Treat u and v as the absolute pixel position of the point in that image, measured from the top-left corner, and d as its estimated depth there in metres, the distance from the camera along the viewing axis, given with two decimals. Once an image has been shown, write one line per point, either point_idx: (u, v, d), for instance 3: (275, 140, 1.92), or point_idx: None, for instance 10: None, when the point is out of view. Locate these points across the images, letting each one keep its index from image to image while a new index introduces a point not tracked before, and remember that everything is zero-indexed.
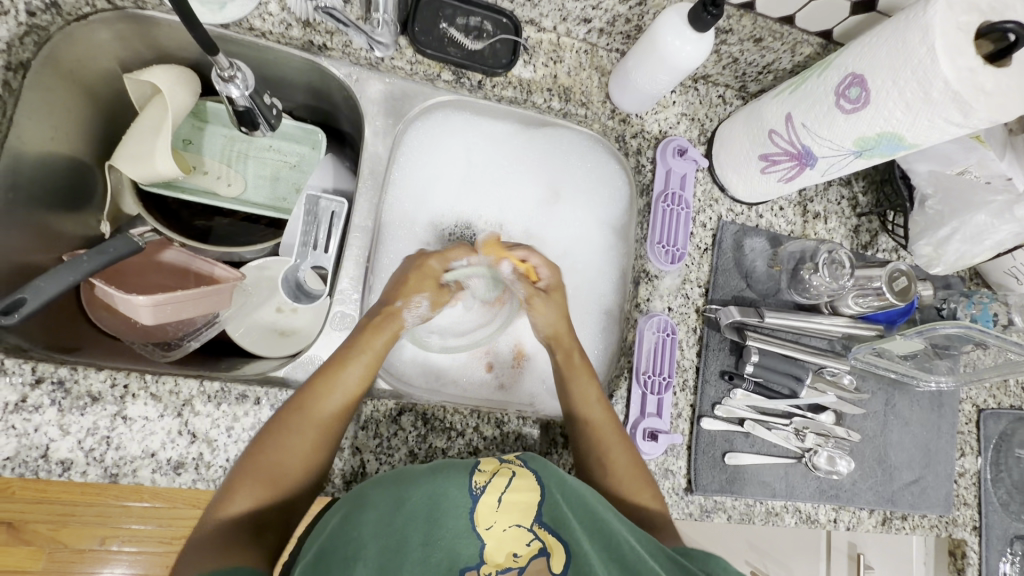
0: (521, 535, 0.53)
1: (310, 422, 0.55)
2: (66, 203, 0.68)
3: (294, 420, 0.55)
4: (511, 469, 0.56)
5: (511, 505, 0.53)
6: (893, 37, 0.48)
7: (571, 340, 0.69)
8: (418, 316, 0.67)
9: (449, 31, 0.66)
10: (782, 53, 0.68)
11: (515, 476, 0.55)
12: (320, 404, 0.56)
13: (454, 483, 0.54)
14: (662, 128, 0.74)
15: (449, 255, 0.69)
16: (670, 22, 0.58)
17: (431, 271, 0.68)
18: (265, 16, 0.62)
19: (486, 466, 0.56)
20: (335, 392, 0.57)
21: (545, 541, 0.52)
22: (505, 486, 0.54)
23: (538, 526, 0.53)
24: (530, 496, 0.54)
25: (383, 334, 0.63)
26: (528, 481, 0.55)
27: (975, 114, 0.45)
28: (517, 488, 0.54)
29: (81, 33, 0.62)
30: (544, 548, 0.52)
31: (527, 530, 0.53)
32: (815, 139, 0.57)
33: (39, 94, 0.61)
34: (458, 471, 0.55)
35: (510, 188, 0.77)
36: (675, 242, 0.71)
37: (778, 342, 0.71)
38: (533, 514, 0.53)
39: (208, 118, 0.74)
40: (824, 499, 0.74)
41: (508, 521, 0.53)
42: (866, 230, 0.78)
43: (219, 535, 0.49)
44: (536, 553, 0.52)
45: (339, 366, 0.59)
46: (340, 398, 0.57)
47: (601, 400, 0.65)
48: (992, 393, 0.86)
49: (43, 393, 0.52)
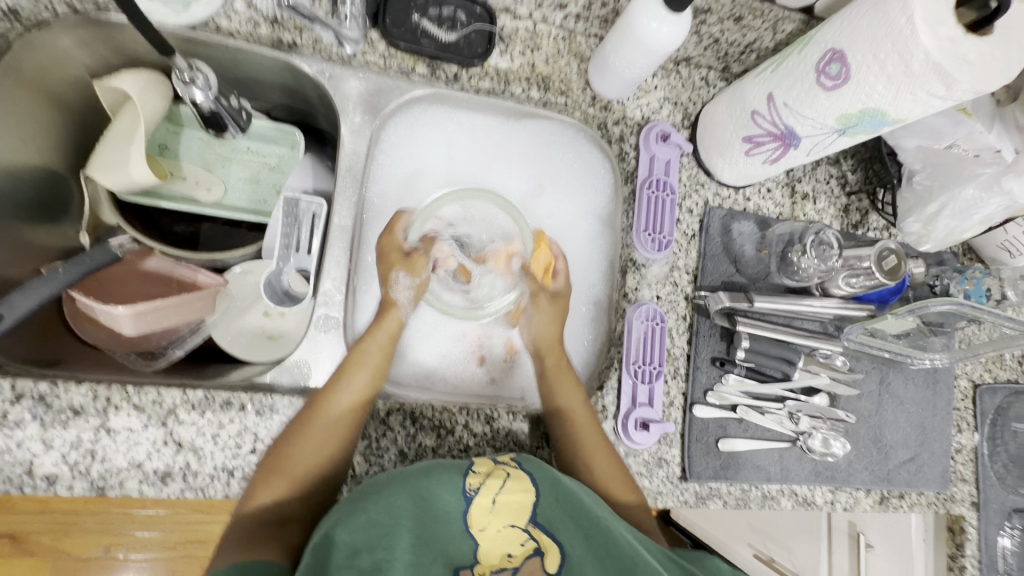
0: (515, 536, 0.54)
1: (327, 427, 0.57)
2: (41, 215, 0.67)
3: (335, 400, 0.58)
4: (505, 471, 0.56)
5: (505, 506, 0.55)
6: (872, 10, 0.46)
7: (562, 350, 0.70)
8: (404, 288, 0.68)
9: (421, 23, 0.65)
10: (763, 31, 0.66)
11: (509, 477, 0.56)
12: (339, 398, 0.58)
13: (447, 486, 0.54)
14: (644, 113, 0.73)
15: (394, 226, 0.69)
16: (646, 5, 0.56)
17: (387, 250, 0.69)
18: (231, 15, 0.61)
19: (481, 466, 0.56)
20: (360, 374, 0.61)
21: (540, 541, 0.54)
22: (500, 487, 0.55)
23: (533, 527, 0.55)
24: (525, 496, 0.55)
25: (389, 326, 0.66)
26: (523, 482, 0.56)
27: (957, 85, 0.44)
28: (510, 489, 0.55)
29: (43, 41, 0.61)
30: (538, 548, 0.54)
31: (522, 531, 0.54)
32: (798, 119, 0.55)
33: (5, 104, 0.60)
34: (451, 472, 0.55)
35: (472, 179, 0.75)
36: (661, 229, 0.70)
37: (770, 326, 0.70)
38: (526, 516, 0.55)
39: (183, 121, 0.73)
40: (820, 481, 0.74)
41: (502, 522, 0.54)
42: (856, 209, 0.77)
43: (245, 531, 0.53)
44: (531, 553, 0.53)
45: (358, 356, 0.62)
46: (355, 391, 0.60)
47: (591, 425, 0.64)
48: (988, 368, 0.86)
49: (24, 409, 0.51)
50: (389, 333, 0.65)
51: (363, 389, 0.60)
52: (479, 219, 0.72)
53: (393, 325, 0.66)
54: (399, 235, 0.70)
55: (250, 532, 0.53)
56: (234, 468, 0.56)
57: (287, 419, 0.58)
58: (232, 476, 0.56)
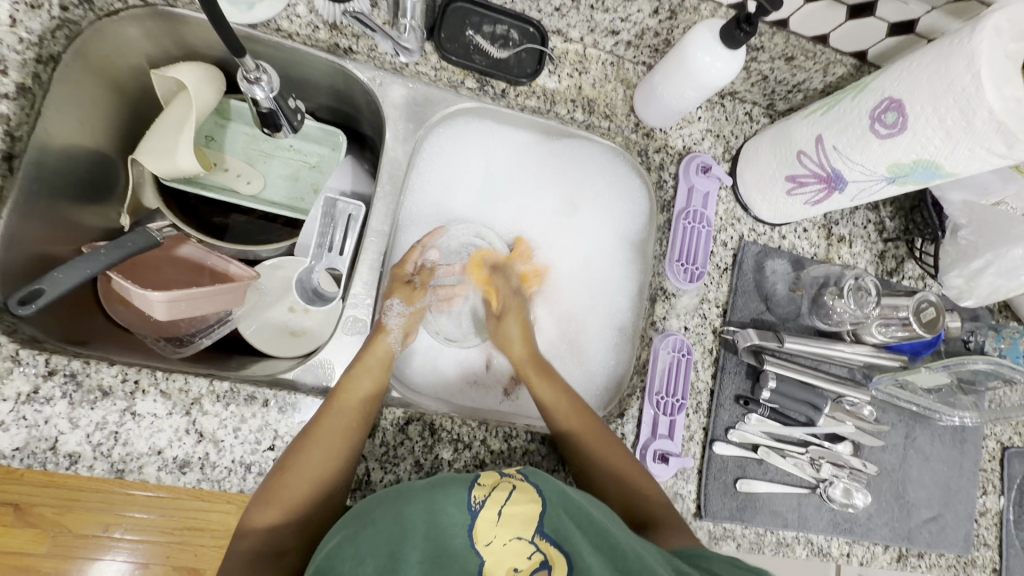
0: (522, 549, 0.52)
1: (313, 455, 0.55)
2: (87, 195, 0.69)
3: (333, 420, 0.56)
4: (511, 483, 0.56)
5: (511, 518, 0.53)
6: (936, 62, 0.46)
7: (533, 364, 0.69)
8: (396, 314, 0.68)
9: (475, 39, 0.66)
10: (814, 73, 0.66)
11: (515, 490, 0.55)
12: (329, 422, 0.56)
13: (452, 499, 0.53)
14: (685, 144, 0.73)
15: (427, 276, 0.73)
16: (700, 37, 0.57)
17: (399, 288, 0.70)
18: (293, 18, 0.63)
19: (487, 479, 0.56)
20: (357, 390, 0.59)
21: (547, 555, 0.52)
22: (505, 499, 0.54)
23: (540, 539, 0.53)
24: (532, 508, 0.54)
25: (379, 352, 0.63)
26: (529, 493, 0.55)
27: (1020, 146, 0.43)
28: (517, 500, 0.54)
29: (110, 28, 0.63)
30: (546, 562, 0.52)
31: (528, 544, 0.52)
32: (846, 163, 0.55)
33: (69, 88, 0.62)
34: (458, 484, 0.54)
35: (494, 200, 0.76)
36: (695, 260, 0.70)
37: (797, 368, 0.69)
38: (533, 527, 0.53)
39: (231, 116, 0.75)
40: (838, 532, 0.71)
41: (508, 535, 0.53)
42: (892, 256, 0.76)
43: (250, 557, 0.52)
44: (538, 566, 0.52)
45: (350, 382, 0.59)
46: (345, 418, 0.57)
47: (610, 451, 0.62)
48: (1018, 431, 0.83)
49: (55, 385, 0.52)
50: (379, 359, 0.63)
51: (360, 405, 0.58)
52: (497, 215, 0.76)
53: (383, 351, 0.64)
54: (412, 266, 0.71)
55: (252, 562, 0.52)
56: (251, 463, 0.56)
57: (306, 419, 0.58)
58: (248, 471, 0.55)
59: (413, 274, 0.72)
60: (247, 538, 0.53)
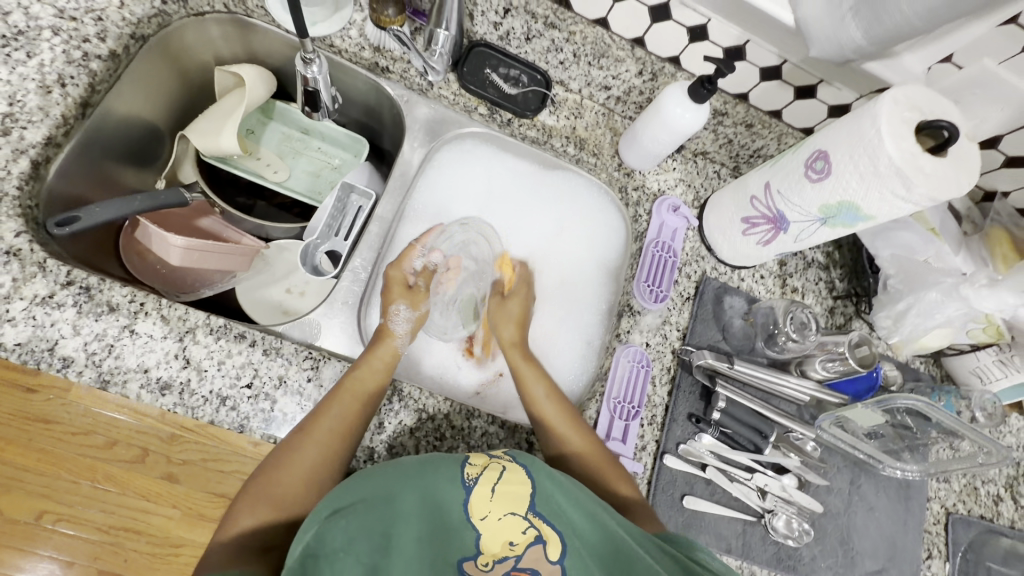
0: (516, 524, 0.55)
1: (305, 458, 0.58)
2: (136, 155, 0.79)
3: (328, 415, 0.59)
4: (501, 463, 0.58)
5: (504, 497, 0.56)
6: (852, 121, 0.57)
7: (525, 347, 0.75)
8: (403, 319, 0.73)
9: (491, 76, 0.79)
10: (770, 140, 0.79)
11: (505, 470, 0.57)
12: (326, 421, 0.59)
13: (445, 476, 0.56)
14: (660, 187, 0.83)
15: (403, 261, 0.77)
16: (674, 93, 0.69)
17: (395, 280, 0.75)
18: (346, 37, 0.75)
19: (476, 459, 0.58)
20: (359, 387, 0.62)
21: (541, 531, 0.55)
22: (497, 478, 0.57)
23: (533, 517, 0.56)
24: (522, 489, 0.57)
25: (383, 355, 0.67)
26: (518, 476, 0.57)
27: (916, 188, 0.53)
28: (508, 480, 0.57)
29: (195, 24, 0.75)
30: (539, 537, 0.55)
31: (522, 519, 0.56)
32: (787, 206, 0.66)
33: (146, 63, 0.73)
34: (448, 463, 0.57)
35: (492, 218, 0.85)
36: (661, 284, 0.78)
37: (748, 397, 0.75)
38: (526, 504, 0.56)
39: (273, 115, 0.87)
40: (781, 568, 0.72)
41: (502, 511, 0.56)
42: (841, 313, 0.84)
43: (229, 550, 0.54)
44: (532, 541, 0.55)
45: (353, 381, 0.62)
46: (343, 412, 0.60)
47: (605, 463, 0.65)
48: (962, 499, 0.85)
49: (68, 294, 0.57)
50: (383, 362, 0.66)
51: (360, 398, 0.61)
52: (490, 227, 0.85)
53: (387, 355, 0.67)
54: (405, 263, 0.77)
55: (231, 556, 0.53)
56: (227, 396, 0.60)
57: (287, 362, 0.62)
58: (223, 404, 0.59)
59: (413, 277, 0.78)
60: (227, 538, 0.54)
